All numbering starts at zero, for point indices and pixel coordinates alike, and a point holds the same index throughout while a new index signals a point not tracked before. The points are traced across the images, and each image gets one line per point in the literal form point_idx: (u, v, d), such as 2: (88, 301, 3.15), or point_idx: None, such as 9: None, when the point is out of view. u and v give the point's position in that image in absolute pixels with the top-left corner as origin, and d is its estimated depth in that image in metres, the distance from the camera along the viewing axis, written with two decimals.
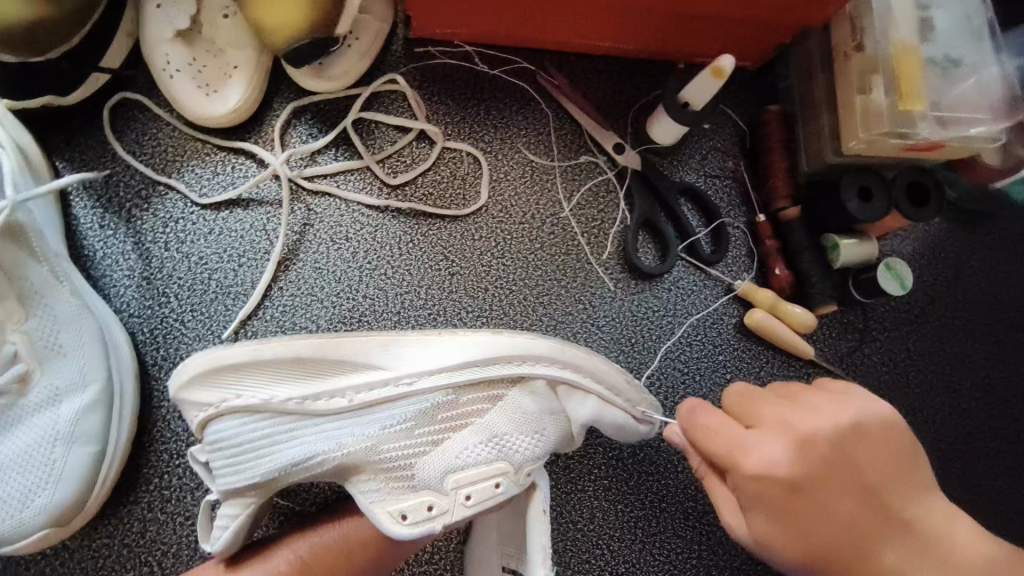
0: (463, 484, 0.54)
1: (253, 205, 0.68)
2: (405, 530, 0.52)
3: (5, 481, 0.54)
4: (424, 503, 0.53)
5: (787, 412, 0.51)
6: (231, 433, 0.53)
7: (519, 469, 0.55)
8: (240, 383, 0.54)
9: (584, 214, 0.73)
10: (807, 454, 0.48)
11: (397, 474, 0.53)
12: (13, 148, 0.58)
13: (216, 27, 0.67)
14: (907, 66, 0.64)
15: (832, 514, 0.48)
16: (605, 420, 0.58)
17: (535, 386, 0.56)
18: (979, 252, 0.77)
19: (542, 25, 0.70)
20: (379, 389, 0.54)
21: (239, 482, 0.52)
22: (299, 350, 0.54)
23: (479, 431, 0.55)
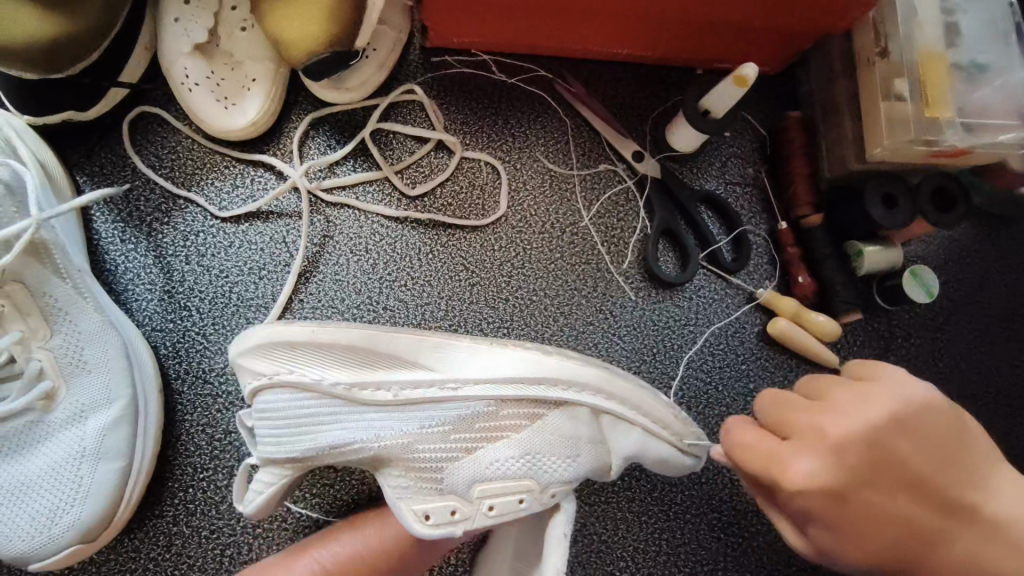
0: (489, 495, 0.53)
1: (273, 217, 0.68)
2: (426, 530, 0.52)
3: (34, 498, 0.54)
4: (447, 507, 0.53)
5: (822, 417, 0.50)
6: (282, 406, 0.52)
7: (544, 488, 0.54)
8: (294, 361, 0.53)
9: (604, 223, 0.73)
10: (846, 459, 0.48)
11: (425, 470, 0.53)
12: (35, 164, 0.58)
13: (234, 40, 0.66)
14: (935, 72, 0.63)
15: (883, 515, 0.48)
16: (647, 454, 0.57)
17: (576, 410, 0.56)
18: (1005, 257, 0.76)
19: (560, 33, 0.70)
20: (422, 389, 0.54)
21: (277, 453, 0.52)
22: (354, 339, 0.54)
23: (516, 445, 0.54)
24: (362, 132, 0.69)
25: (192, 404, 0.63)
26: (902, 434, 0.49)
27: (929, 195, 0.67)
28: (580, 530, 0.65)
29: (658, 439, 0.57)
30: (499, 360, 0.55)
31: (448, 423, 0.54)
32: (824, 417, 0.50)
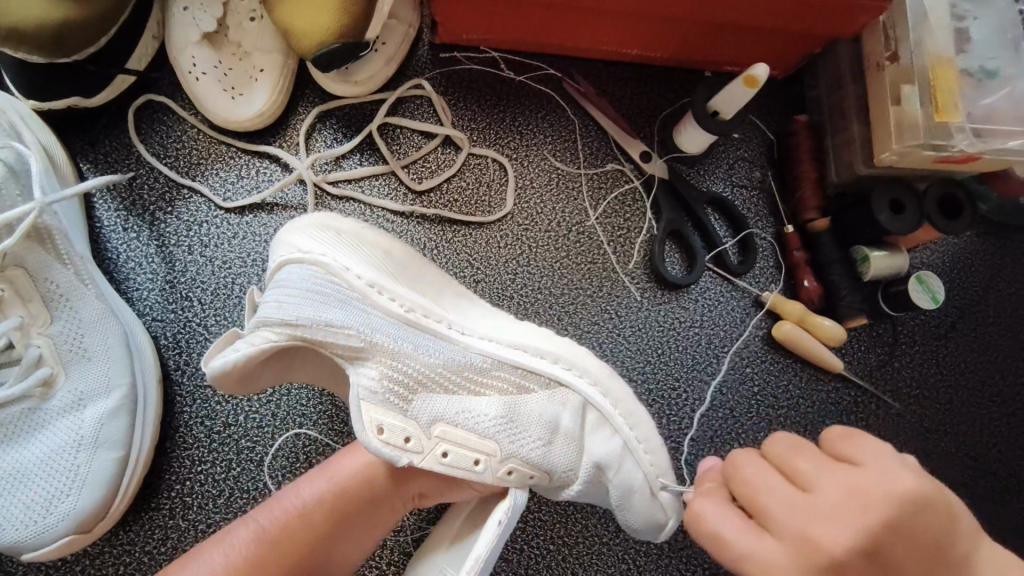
0: (448, 439, 0.50)
1: (277, 209, 0.67)
2: (376, 444, 0.47)
3: (29, 486, 0.53)
4: (404, 431, 0.49)
5: (800, 512, 0.40)
6: (300, 276, 0.51)
7: (502, 458, 0.51)
8: (326, 244, 0.53)
9: (610, 223, 0.72)
10: (827, 574, 0.37)
11: (402, 380, 0.50)
12: (39, 148, 0.57)
13: (243, 31, 0.66)
14: (945, 76, 0.62)
15: None
16: (620, 471, 0.55)
17: (563, 398, 0.54)
18: (1009, 266, 0.75)
19: (569, 31, 0.69)
20: (428, 317, 0.54)
21: (274, 313, 0.49)
22: (391, 251, 0.56)
23: (501, 400, 0.53)
24: (369, 127, 0.69)
25: (191, 396, 0.62)
26: (902, 542, 0.38)
27: (937, 202, 0.67)
28: (582, 531, 0.65)
29: (634, 452, 0.55)
30: (508, 335, 0.56)
31: (441, 359, 0.52)
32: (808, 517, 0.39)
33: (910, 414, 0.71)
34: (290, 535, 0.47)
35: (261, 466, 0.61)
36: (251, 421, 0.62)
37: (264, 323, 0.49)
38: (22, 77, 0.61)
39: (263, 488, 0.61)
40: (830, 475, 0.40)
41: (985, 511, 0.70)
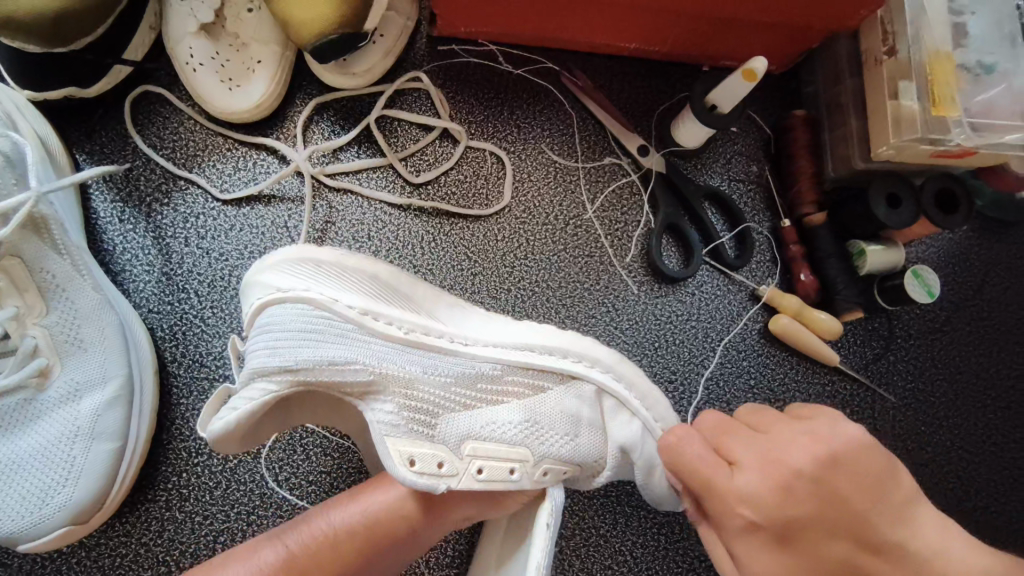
0: (479, 455, 0.51)
1: (274, 201, 0.67)
2: (413, 476, 0.48)
3: (24, 477, 0.53)
4: (435, 457, 0.49)
5: (769, 447, 0.47)
6: (288, 318, 0.50)
7: (536, 463, 0.52)
8: (312, 278, 0.51)
9: (608, 217, 0.72)
10: (789, 498, 0.44)
11: (421, 408, 0.51)
12: (34, 137, 0.57)
13: (240, 21, 0.66)
14: (941, 71, 0.63)
15: (821, 559, 0.44)
16: (641, 454, 0.56)
17: (582, 388, 0.56)
18: (1004, 261, 0.76)
19: (568, 24, 0.69)
20: (429, 334, 0.54)
21: (270, 360, 0.47)
22: (381, 272, 0.54)
23: (517, 408, 0.54)
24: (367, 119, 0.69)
25: (188, 388, 0.62)
26: (844, 477, 0.45)
27: (933, 196, 0.67)
28: (579, 525, 0.65)
29: (653, 434, 0.57)
30: (510, 335, 0.56)
31: (450, 376, 0.53)
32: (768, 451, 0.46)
33: (905, 408, 0.72)
34: (318, 559, 0.48)
35: (258, 459, 0.61)
36: None
37: (260, 374, 0.47)
38: (18, 66, 0.60)
39: (260, 480, 0.61)
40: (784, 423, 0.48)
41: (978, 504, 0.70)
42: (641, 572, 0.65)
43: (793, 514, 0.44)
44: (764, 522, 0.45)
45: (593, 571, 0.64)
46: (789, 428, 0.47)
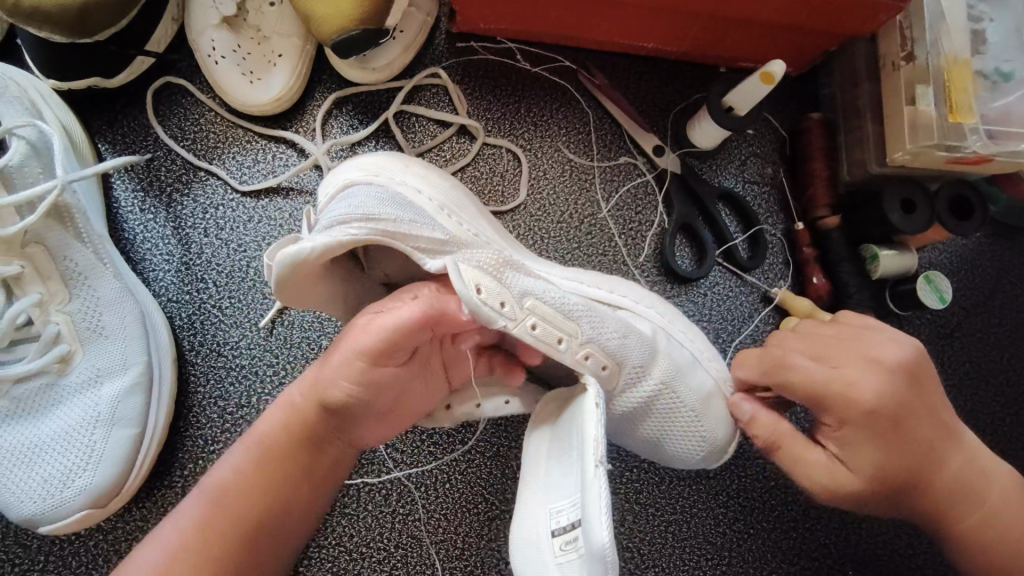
0: (536, 312, 0.50)
1: (293, 194, 0.68)
2: (478, 299, 0.47)
3: (47, 460, 0.54)
4: (500, 295, 0.48)
5: (861, 347, 0.51)
6: (375, 185, 0.51)
7: (583, 340, 0.51)
8: (396, 170, 0.54)
9: (622, 215, 0.73)
10: (893, 384, 0.49)
11: (485, 262, 0.51)
12: (59, 126, 0.58)
13: (262, 15, 0.67)
14: (960, 77, 0.62)
15: (918, 442, 0.50)
16: (694, 377, 0.56)
17: (636, 316, 0.57)
18: (1017, 268, 0.76)
19: (586, 23, 0.70)
20: (492, 243, 0.54)
21: (352, 210, 0.48)
22: (458, 191, 0.57)
23: (574, 298, 0.54)
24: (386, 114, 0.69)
25: (205, 376, 0.63)
26: (925, 369, 0.51)
27: (948, 202, 0.67)
28: None
29: (702, 363, 0.58)
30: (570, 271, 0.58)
31: (511, 264, 0.53)
32: (862, 353, 0.51)
33: None
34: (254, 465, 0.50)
35: None
36: (263, 402, 0.63)
37: (343, 218, 0.48)
38: (43, 56, 0.61)
39: None
40: (865, 330, 0.53)
41: None
42: (648, 569, 0.65)
43: (895, 404, 0.49)
44: (880, 408, 0.48)
45: None
46: (857, 333, 0.53)
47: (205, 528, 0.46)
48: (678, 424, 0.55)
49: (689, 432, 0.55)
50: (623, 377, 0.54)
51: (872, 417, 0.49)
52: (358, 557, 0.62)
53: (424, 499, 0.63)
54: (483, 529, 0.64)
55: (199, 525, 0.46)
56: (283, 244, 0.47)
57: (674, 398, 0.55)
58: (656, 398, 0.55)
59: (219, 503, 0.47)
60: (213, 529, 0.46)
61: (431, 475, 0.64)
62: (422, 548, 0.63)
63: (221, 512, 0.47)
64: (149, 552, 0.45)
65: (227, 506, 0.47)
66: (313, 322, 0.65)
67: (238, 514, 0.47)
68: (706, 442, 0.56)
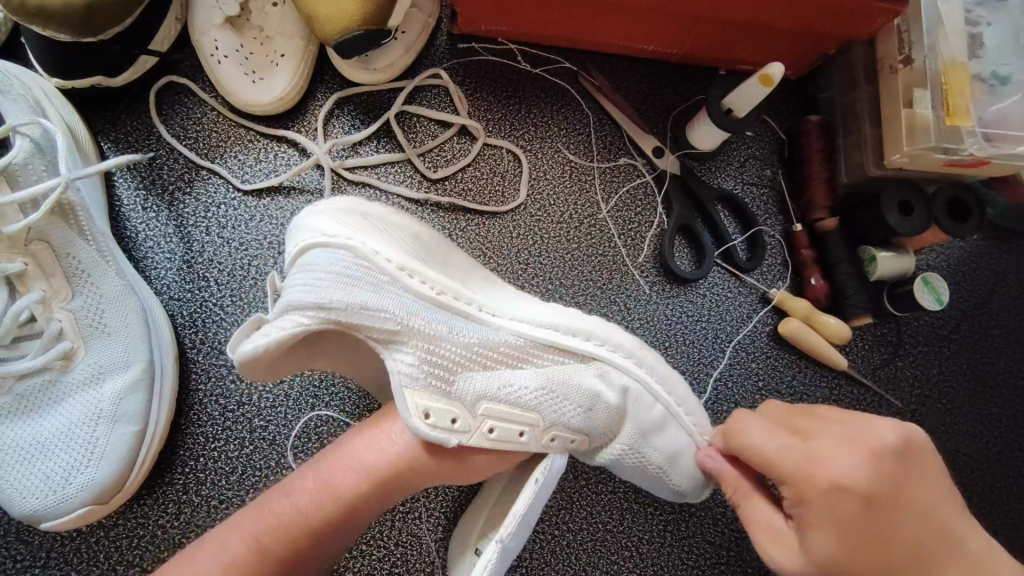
0: (492, 414, 0.50)
1: (295, 193, 0.68)
2: (425, 427, 0.47)
3: (49, 457, 0.54)
4: (450, 413, 0.49)
5: (849, 428, 0.47)
6: (327, 262, 0.48)
7: (543, 427, 0.52)
8: (354, 229, 0.50)
9: (621, 216, 0.73)
10: (875, 468, 0.44)
11: (440, 363, 0.50)
12: (63, 126, 0.58)
13: (265, 15, 0.67)
14: (957, 80, 0.63)
15: (896, 542, 0.43)
16: (663, 435, 0.57)
17: (608, 372, 0.55)
18: (1014, 270, 0.77)
19: (587, 25, 0.70)
20: (459, 300, 0.53)
21: (303, 297, 0.46)
22: (424, 235, 0.54)
23: (536, 370, 0.53)
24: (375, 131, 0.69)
25: (206, 374, 0.63)
26: (920, 468, 0.45)
27: (945, 205, 0.68)
28: (586, 519, 0.66)
29: (678, 419, 0.58)
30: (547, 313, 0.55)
31: (476, 341, 0.52)
32: (847, 433, 0.47)
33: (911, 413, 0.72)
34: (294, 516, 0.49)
35: (274, 446, 0.63)
36: (264, 401, 0.63)
37: (294, 307, 0.46)
38: (48, 55, 0.61)
39: (275, 466, 0.62)
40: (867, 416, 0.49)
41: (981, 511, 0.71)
42: (646, 568, 0.66)
43: (870, 486, 0.44)
44: (847, 487, 0.44)
45: (599, 565, 0.65)
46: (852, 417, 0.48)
47: (257, 551, 0.44)
48: (645, 475, 0.58)
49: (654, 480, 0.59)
50: (592, 441, 0.56)
51: (832, 494, 0.44)
52: (358, 554, 0.62)
53: (424, 497, 0.64)
54: None
55: (258, 540, 0.44)
56: (240, 336, 0.47)
57: (639, 457, 0.57)
58: (622, 460, 0.57)
59: (292, 528, 0.45)
60: (262, 550, 0.44)
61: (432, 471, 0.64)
62: (423, 545, 0.63)
63: (278, 537, 0.45)
64: (210, 561, 0.43)
65: (282, 533, 0.45)
66: None
67: (288, 544, 0.45)
68: (674, 489, 0.59)
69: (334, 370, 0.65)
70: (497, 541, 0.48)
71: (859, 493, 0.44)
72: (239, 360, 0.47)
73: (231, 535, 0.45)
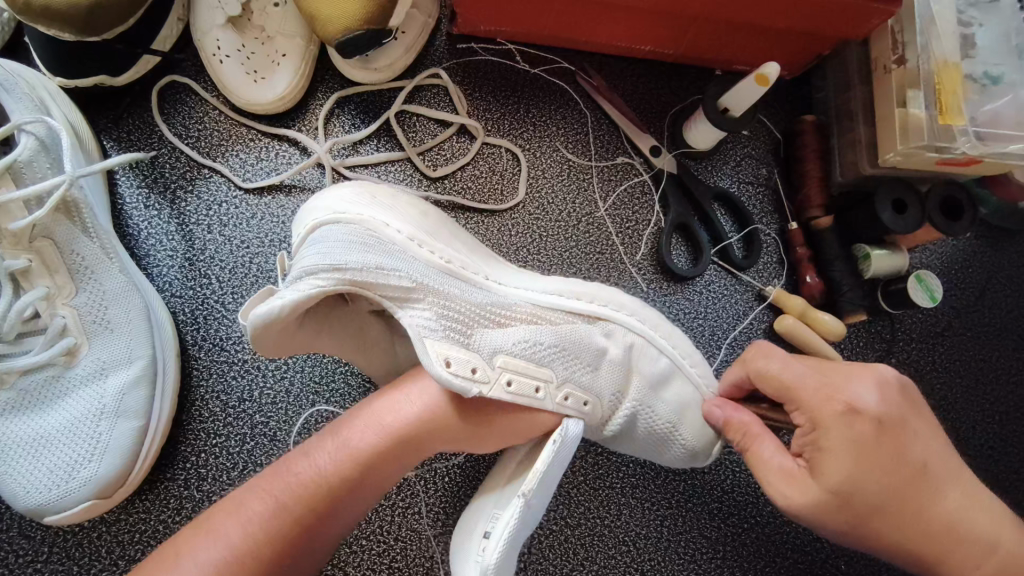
0: (509, 368, 0.51)
1: (296, 191, 0.69)
2: (448, 374, 0.48)
3: (52, 452, 0.55)
4: (469, 363, 0.50)
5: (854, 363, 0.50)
6: (340, 233, 0.51)
7: (557, 383, 0.53)
8: (364, 205, 0.53)
9: (619, 215, 0.74)
10: (884, 395, 0.48)
11: (456, 320, 0.51)
12: (65, 124, 0.59)
13: (266, 15, 0.68)
14: (950, 80, 0.64)
15: (902, 464, 0.46)
16: (670, 388, 0.58)
17: (614, 330, 0.57)
18: (1006, 268, 0.78)
19: (586, 26, 0.71)
20: (466, 268, 0.54)
21: (319, 261, 0.49)
22: (429, 212, 0.57)
23: (548, 330, 0.55)
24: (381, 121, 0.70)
25: (208, 370, 0.64)
26: (917, 401, 0.49)
27: (938, 203, 0.68)
28: (584, 514, 0.66)
29: (683, 371, 0.59)
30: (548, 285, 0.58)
31: (485, 302, 0.53)
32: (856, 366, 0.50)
33: None
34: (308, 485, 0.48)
35: (275, 441, 0.63)
36: (266, 397, 0.64)
37: (309, 273, 0.48)
38: (51, 54, 0.62)
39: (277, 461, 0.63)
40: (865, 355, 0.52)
41: None
42: (644, 562, 0.66)
43: (882, 412, 0.47)
44: (864, 410, 0.47)
45: (597, 560, 0.66)
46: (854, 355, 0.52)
47: (280, 513, 0.45)
48: (656, 436, 0.57)
49: (668, 441, 0.58)
50: (605, 406, 0.56)
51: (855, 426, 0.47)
52: (358, 548, 0.62)
53: (425, 492, 0.64)
54: None
55: (281, 502, 0.45)
56: (253, 304, 0.48)
57: (651, 413, 0.57)
58: (633, 419, 0.56)
59: (313, 490, 0.46)
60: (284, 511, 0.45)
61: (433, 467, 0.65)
62: (423, 540, 0.63)
63: (299, 499, 0.45)
64: (233, 524, 0.44)
65: (304, 495, 0.46)
66: None
67: (308, 507, 0.46)
68: (688, 450, 0.58)
69: (334, 367, 0.66)
70: (521, 497, 0.46)
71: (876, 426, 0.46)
72: (252, 322, 0.47)
73: (254, 499, 0.45)
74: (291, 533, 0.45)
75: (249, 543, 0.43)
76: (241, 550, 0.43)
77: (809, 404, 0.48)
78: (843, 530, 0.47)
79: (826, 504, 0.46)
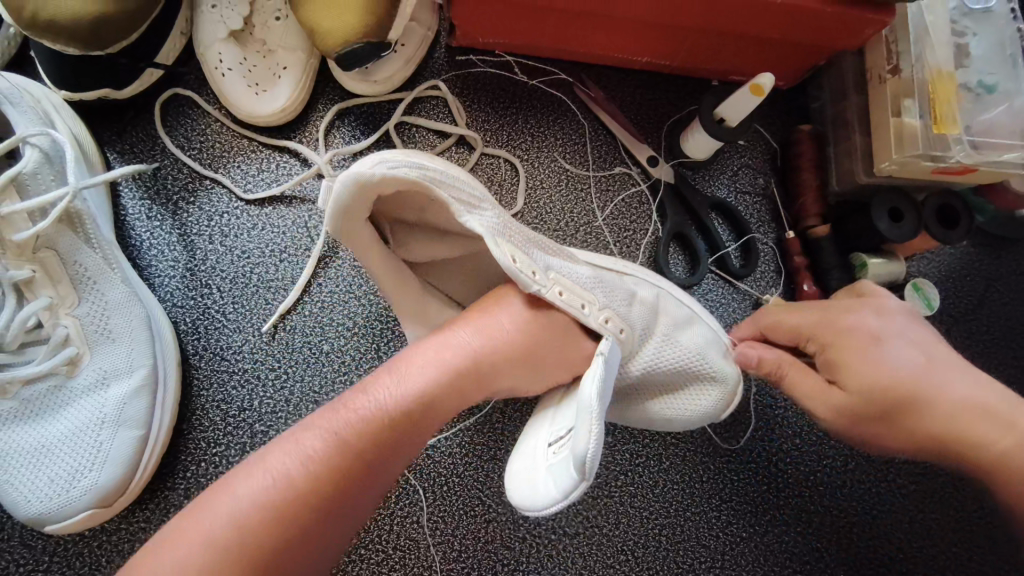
0: (560, 282, 0.51)
1: (296, 203, 0.70)
2: (509, 264, 0.48)
3: (54, 460, 0.55)
4: (528, 264, 0.50)
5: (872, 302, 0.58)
6: (408, 152, 0.52)
7: (602, 307, 0.53)
8: (423, 151, 0.55)
9: (617, 224, 0.75)
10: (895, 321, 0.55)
11: (515, 232, 0.51)
12: (70, 137, 0.60)
13: (268, 29, 0.69)
14: (944, 89, 0.65)
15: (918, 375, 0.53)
16: (693, 330, 0.60)
17: (639, 282, 0.61)
18: (1004, 276, 0.78)
19: (584, 38, 0.72)
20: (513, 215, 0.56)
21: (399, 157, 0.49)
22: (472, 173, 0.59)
23: (589, 271, 0.56)
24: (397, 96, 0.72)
25: (209, 380, 0.64)
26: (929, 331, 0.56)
27: (934, 211, 0.69)
28: (583, 522, 0.67)
29: (700, 319, 0.62)
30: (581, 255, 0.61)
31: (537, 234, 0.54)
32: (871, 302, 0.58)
33: None
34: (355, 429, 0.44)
35: None
36: (266, 406, 0.65)
37: (387, 159, 0.48)
38: (56, 68, 0.63)
39: None
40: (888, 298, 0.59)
41: (978, 516, 0.71)
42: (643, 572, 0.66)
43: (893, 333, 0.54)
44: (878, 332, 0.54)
45: (596, 568, 0.66)
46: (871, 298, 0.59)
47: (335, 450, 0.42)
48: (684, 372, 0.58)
49: (698, 374, 0.58)
50: (636, 341, 0.55)
51: (851, 346, 0.54)
52: (357, 557, 0.63)
53: (423, 502, 0.65)
54: (481, 531, 0.65)
55: (338, 439, 0.42)
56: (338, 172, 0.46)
57: (682, 348, 0.58)
58: (664, 355, 0.57)
59: (371, 426, 0.43)
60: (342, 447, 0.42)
61: (431, 477, 0.65)
62: (421, 549, 0.64)
63: (355, 435, 0.42)
64: (288, 459, 0.41)
65: (361, 430, 0.42)
66: (315, 327, 0.67)
67: (366, 443, 0.42)
68: (716, 388, 0.59)
69: (334, 376, 0.66)
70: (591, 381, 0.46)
71: (869, 344, 0.54)
72: (338, 186, 0.45)
73: (310, 436, 0.42)
74: (348, 471, 0.41)
75: (308, 480, 0.40)
76: (298, 489, 0.40)
77: (812, 336, 0.58)
78: (874, 435, 0.55)
79: (842, 409, 0.55)
